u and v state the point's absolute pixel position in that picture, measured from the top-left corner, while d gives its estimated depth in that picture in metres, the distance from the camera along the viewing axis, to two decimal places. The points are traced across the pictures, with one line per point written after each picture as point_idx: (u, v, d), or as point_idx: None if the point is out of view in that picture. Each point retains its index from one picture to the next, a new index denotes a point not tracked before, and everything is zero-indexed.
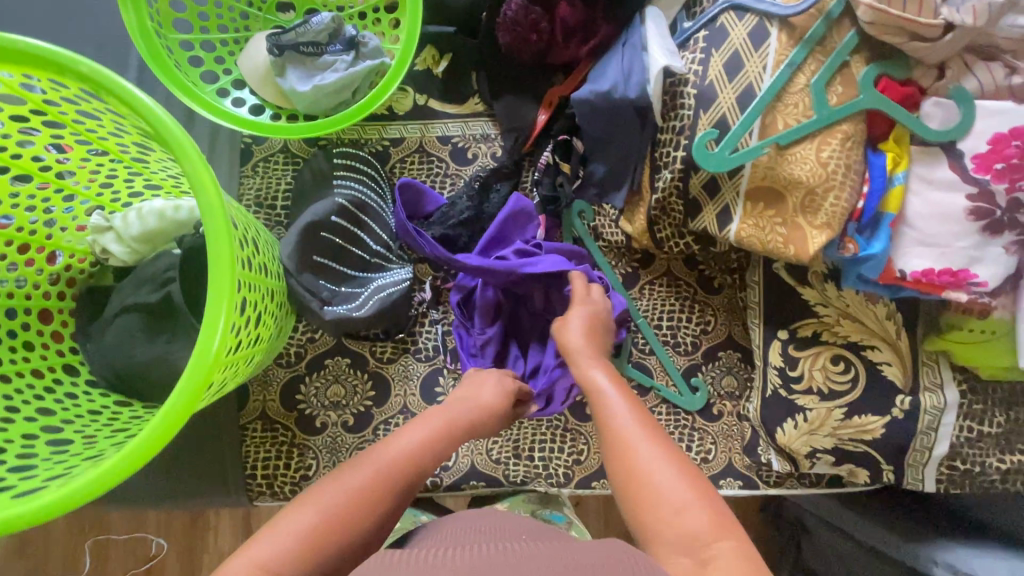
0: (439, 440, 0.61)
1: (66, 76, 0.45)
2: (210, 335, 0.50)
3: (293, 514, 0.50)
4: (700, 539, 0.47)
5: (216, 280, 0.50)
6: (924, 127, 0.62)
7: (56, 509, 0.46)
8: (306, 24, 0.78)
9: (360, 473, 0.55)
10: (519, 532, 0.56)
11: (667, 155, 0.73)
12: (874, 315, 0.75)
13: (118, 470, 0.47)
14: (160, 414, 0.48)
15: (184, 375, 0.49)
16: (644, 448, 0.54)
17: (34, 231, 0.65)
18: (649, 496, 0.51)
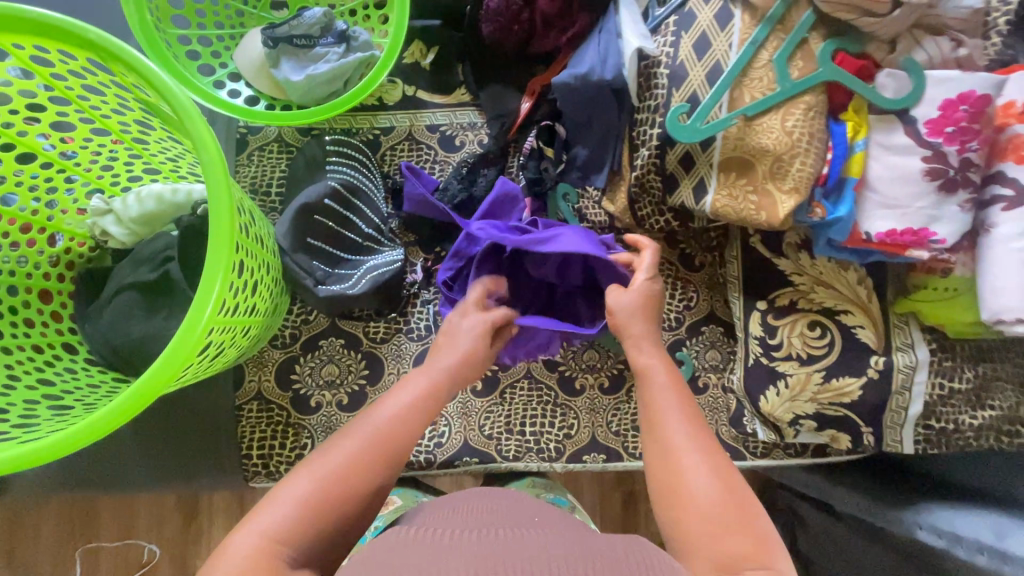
0: (421, 398, 0.60)
1: (75, 43, 0.49)
2: (208, 290, 0.52)
3: (294, 482, 0.50)
4: (741, 562, 0.48)
5: (215, 246, 0.52)
6: (879, 96, 0.66)
7: (51, 452, 0.49)
8: (299, 19, 0.82)
9: (353, 439, 0.54)
10: (530, 515, 0.57)
11: (644, 133, 0.77)
12: (846, 281, 0.78)
13: (113, 416, 0.50)
14: (158, 364, 0.51)
15: (181, 329, 0.51)
16: (691, 457, 0.56)
17: (36, 212, 0.67)
18: (692, 508, 0.52)
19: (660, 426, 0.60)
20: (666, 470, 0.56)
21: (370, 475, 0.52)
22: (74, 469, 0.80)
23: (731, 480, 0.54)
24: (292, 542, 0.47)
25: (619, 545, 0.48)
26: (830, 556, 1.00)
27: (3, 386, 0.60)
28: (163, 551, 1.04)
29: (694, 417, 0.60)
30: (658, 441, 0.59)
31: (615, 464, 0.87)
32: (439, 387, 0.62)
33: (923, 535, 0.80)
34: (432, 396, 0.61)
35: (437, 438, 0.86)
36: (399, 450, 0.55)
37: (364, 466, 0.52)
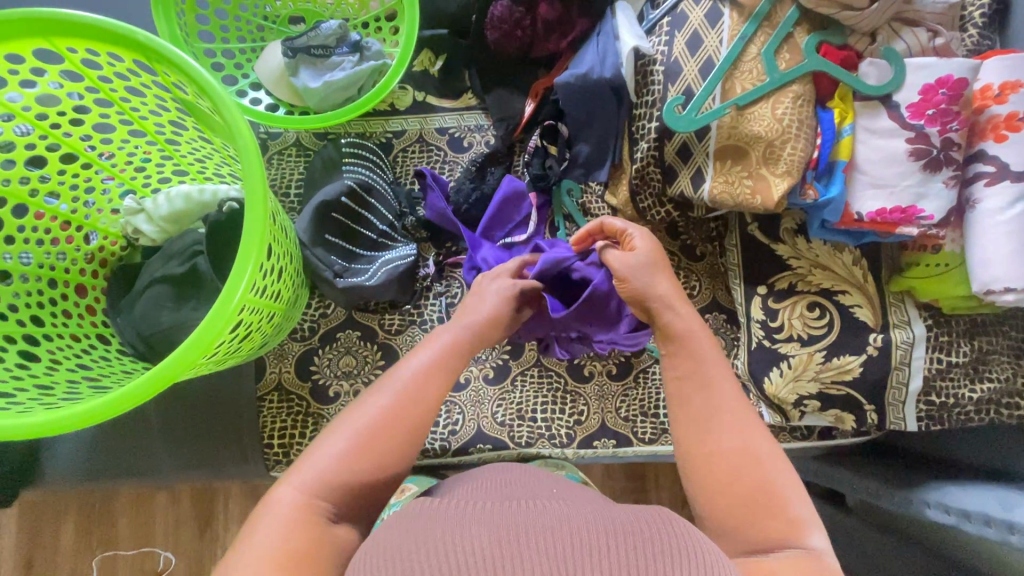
0: (441, 361, 0.63)
1: (121, 43, 0.54)
2: (242, 270, 0.56)
3: (330, 438, 0.55)
4: (769, 541, 0.50)
5: (248, 234, 0.56)
6: (862, 83, 0.71)
7: (90, 417, 0.52)
8: (316, 30, 0.88)
9: (379, 399, 0.57)
10: (549, 486, 0.57)
11: (643, 127, 0.81)
12: (842, 262, 0.82)
13: (151, 385, 0.53)
14: (194, 338, 0.54)
15: (213, 309, 0.55)
16: (721, 429, 0.57)
17: (75, 210, 0.72)
18: (724, 489, 0.53)
19: (693, 401, 0.60)
20: (698, 450, 0.56)
21: (398, 435, 0.56)
22: (104, 460, 0.84)
23: (763, 463, 0.54)
24: (327, 495, 0.52)
25: (646, 517, 0.46)
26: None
27: (45, 368, 0.63)
28: (179, 555, 1.12)
29: (732, 395, 0.59)
30: (690, 417, 0.59)
31: (625, 449, 0.89)
32: (457, 349, 0.65)
33: (932, 513, 0.79)
34: (452, 356, 0.64)
35: (451, 426, 0.88)
36: (423, 412, 0.58)
37: (391, 425, 0.56)
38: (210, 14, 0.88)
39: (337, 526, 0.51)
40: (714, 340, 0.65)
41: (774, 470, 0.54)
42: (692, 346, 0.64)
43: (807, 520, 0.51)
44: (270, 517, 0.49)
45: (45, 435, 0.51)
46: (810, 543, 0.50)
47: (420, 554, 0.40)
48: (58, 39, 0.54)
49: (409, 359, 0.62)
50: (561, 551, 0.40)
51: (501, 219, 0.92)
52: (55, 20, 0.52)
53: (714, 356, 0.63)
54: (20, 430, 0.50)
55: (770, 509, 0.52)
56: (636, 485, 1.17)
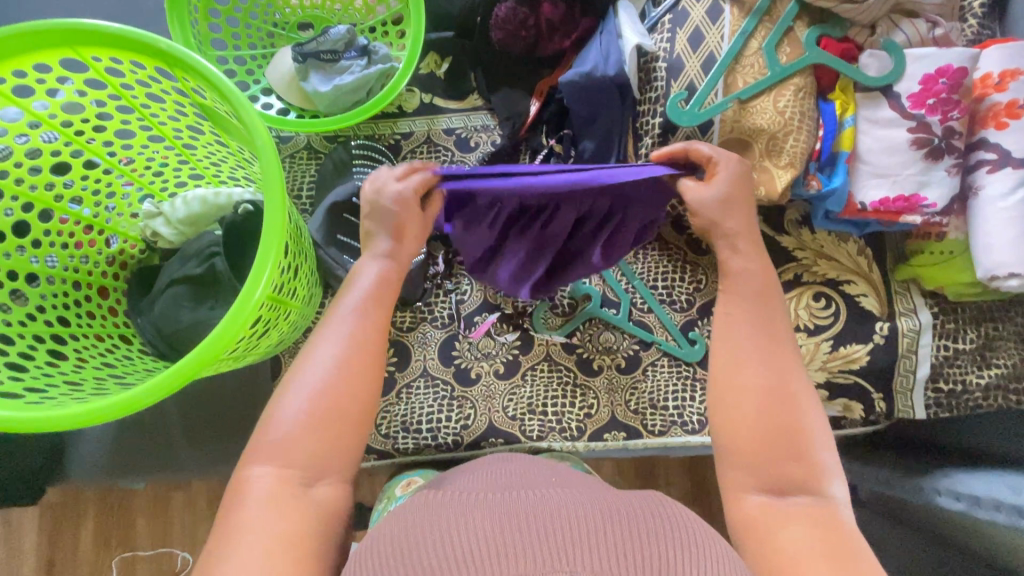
0: (372, 301, 0.61)
1: (146, 52, 0.55)
2: (261, 270, 0.57)
3: (284, 401, 0.54)
4: (790, 486, 0.53)
5: (268, 233, 0.58)
6: (863, 75, 0.72)
7: (115, 411, 0.53)
8: (325, 36, 0.90)
9: (324, 353, 0.57)
10: (548, 476, 0.57)
11: (646, 124, 0.84)
12: (846, 252, 0.83)
13: (173, 380, 0.54)
14: (216, 336, 0.56)
15: (230, 312, 0.57)
16: (754, 371, 0.57)
17: (97, 214, 0.74)
18: (751, 432, 0.55)
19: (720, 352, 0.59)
20: (718, 391, 0.57)
21: (347, 385, 0.56)
22: (127, 458, 0.87)
23: (788, 416, 0.54)
24: (299, 461, 0.52)
25: (647, 499, 0.48)
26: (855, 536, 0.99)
27: (73, 365, 0.65)
28: (196, 554, 1.14)
29: (777, 344, 0.58)
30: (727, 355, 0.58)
31: (635, 442, 0.91)
32: (384, 288, 0.63)
33: (942, 500, 0.79)
34: (382, 292, 0.63)
35: (464, 420, 0.89)
36: (367, 357, 0.58)
37: (344, 374, 0.56)
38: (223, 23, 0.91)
39: (317, 488, 0.52)
40: (749, 285, 0.61)
41: (798, 420, 0.54)
42: (732, 296, 0.62)
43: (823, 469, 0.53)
44: (251, 494, 0.50)
45: (73, 428, 0.53)
46: (828, 492, 0.52)
47: (429, 544, 0.41)
48: (84, 48, 0.56)
49: (339, 304, 0.61)
50: (560, 535, 0.41)
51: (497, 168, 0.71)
52: (81, 31, 0.54)
53: (764, 316, 0.60)
54: (52, 423, 0.51)
55: (787, 456, 0.53)
56: (645, 480, 1.18)
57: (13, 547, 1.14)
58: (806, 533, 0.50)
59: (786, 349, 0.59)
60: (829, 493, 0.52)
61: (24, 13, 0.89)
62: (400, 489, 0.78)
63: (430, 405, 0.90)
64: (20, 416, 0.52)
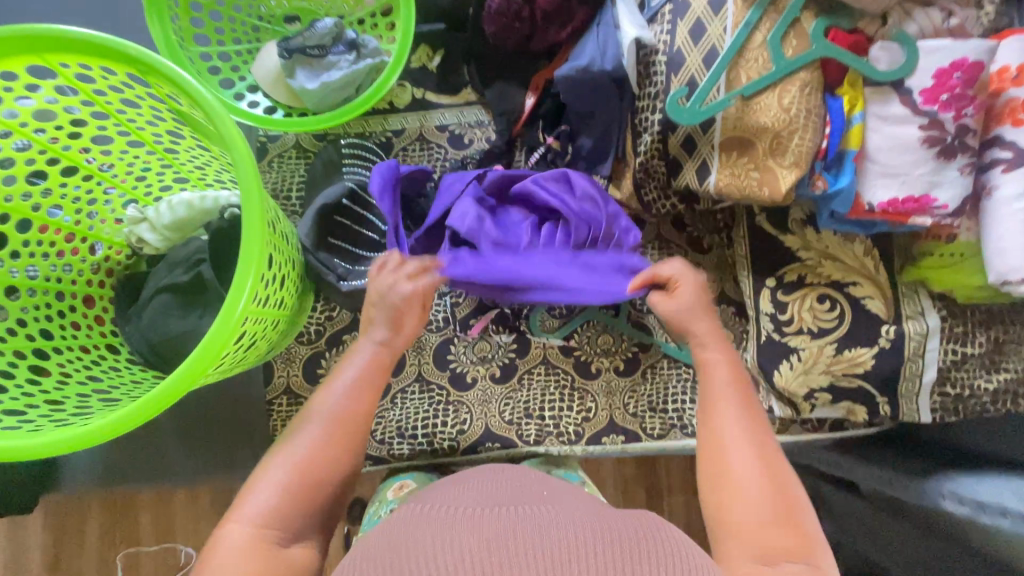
0: (363, 386, 0.64)
1: (115, 58, 0.53)
2: (241, 286, 0.55)
3: (269, 472, 0.56)
4: (782, 553, 0.51)
5: (248, 245, 0.56)
6: (873, 69, 0.68)
7: (94, 437, 0.51)
8: (311, 29, 0.87)
9: (313, 428, 0.60)
10: (540, 489, 0.55)
11: (645, 120, 0.81)
12: (852, 253, 0.80)
13: (153, 403, 0.52)
14: (196, 355, 0.54)
15: (212, 329, 0.55)
16: (738, 451, 0.59)
17: (78, 222, 0.72)
18: (737, 505, 0.55)
19: (710, 428, 0.62)
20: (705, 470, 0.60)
21: (328, 458, 0.59)
22: (124, 463, 0.86)
23: (782, 493, 0.56)
24: (276, 524, 0.54)
25: (642, 520, 0.47)
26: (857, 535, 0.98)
27: (56, 382, 0.64)
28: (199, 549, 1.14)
29: (757, 427, 0.61)
30: (710, 434, 0.61)
31: (634, 445, 0.89)
32: (379, 371, 0.66)
33: (945, 503, 0.79)
34: (373, 368, 0.66)
35: (460, 425, 0.88)
36: (351, 437, 0.61)
37: (327, 447, 0.59)
38: (204, 17, 0.87)
39: (292, 548, 0.54)
40: (731, 375, 0.66)
41: (792, 500, 0.56)
42: (714, 385, 0.65)
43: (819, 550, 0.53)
44: (220, 551, 0.51)
45: (49, 455, 0.51)
46: (818, 560, 0.51)
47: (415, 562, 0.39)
48: (49, 55, 0.53)
49: (333, 380, 0.64)
50: (548, 562, 0.39)
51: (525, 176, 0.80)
52: (45, 37, 0.51)
53: (746, 402, 0.64)
54: (27, 451, 0.50)
55: (782, 528, 0.53)
56: (646, 476, 1.17)
57: (20, 543, 1.15)
58: None
59: (764, 429, 0.62)
60: (820, 561, 0.51)
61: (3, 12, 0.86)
62: (391, 492, 0.77)
63: (426, 411, 0.89)
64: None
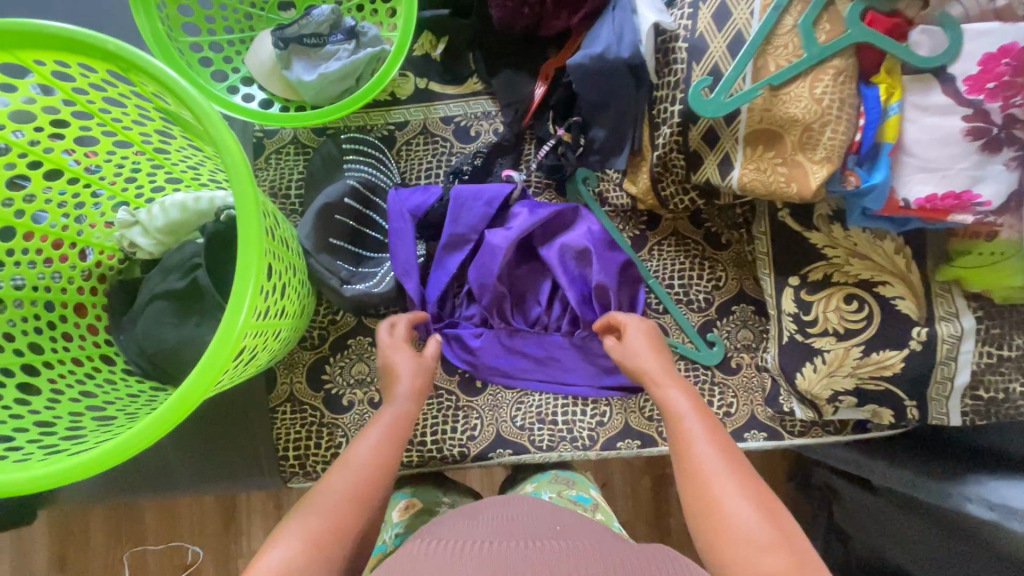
0: (392, 438, 0.67)
1: (95, 54, 0.48)
2: (240, 301, 0.51)
3: (299, 519, 0.56)
4: None
5: (244, 256, 0.51)
6: (914, 55, 0.63)
7: (85, 470, 0.47)
8: (307, 17, 0.82)
9: (341, 478, 0.60)
10: (553, 524, 0.53)
11: (665, 111, 0.76)
12: (882, 251, 0.76)
13: (149, 431, 0.48)
14: (193, 379, 0.50)
15: (210, 347, 0.51)
16: (724, 481, 0.59)
17: (66, 227, 0.68)
18: (730, 537, 0.54)
19: (688, 464, 0.62)
20: (692, 508, 0.59)
21: (355, 507, 0.58)
22: (123, 472, 0.83)
23: (777, 518, 0.55)
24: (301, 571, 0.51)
25: (662, 563, 0.45)
26: (873, 533, 0.96)
27: (47, 402, 0.60)
28: (205, 549, 1.12)
29: (738, 461, 0.61)
30: (692, 469, 0.62)
31: (651, 450, 0.85)
32: (403, 425, 0.69)
33: (973, 508, 0.78)
34: (400, 422, 0.69)
35: (470, 431, 0.85)
36: (376, 490, 0.61)
37: (355, 496, 0.59)
38: (193, 5, 0.82)
39: None
40: (708, 416, 0.67)
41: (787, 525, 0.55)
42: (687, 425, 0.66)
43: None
44: None
45: (35, 489, 0.47)
46: None
47: None
48: (23, 51, 0.48)
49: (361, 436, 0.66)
50: None
51: (549, 230, 0.85)
52: (14, 31, 0.46)
53: (727, 442, 0.64)
54: (9, 488, 0.46)
55: (778, 552, 0.52)
56: (659, 474, 1.15)
57: (24, 543, 1.13)
58: None
59: (745, 464, 0.61)
60: None
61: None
62: (397, 513, 0.77)
63: (434, 417, 0.86)
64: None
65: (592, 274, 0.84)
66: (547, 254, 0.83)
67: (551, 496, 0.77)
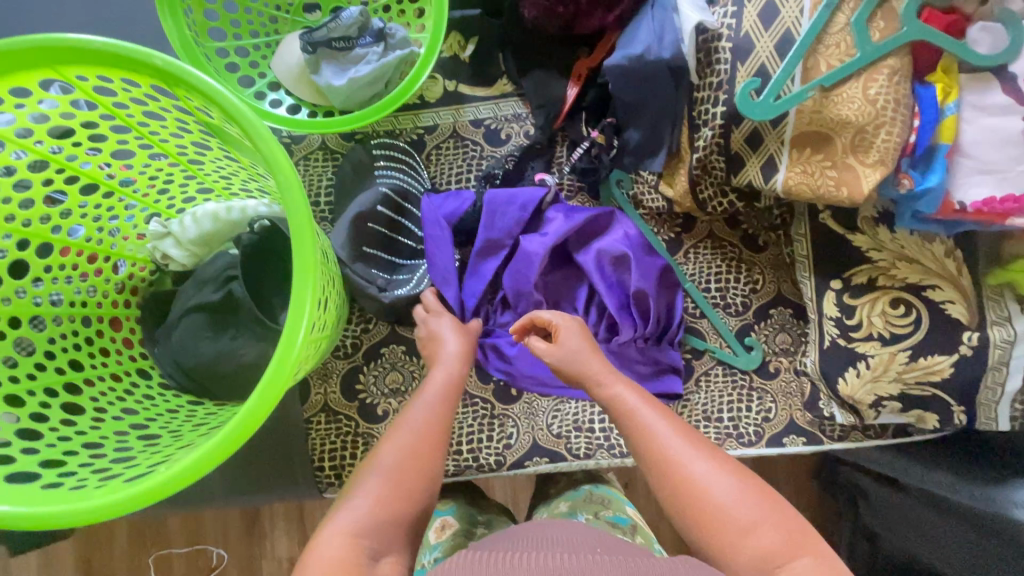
0: (445, 398, 0.64)
1: (141, 70, 0.47)
2: (298, 318, 0.50)
3: (364, 483, 0.54)
4: (779, 554, 0.50)
5: (300, 272, 0.50)
6: (973, 54, 0.61)
7: (141, 501, 0.45)
8: (336, 20, 0.79)
9: (399, 439, 0.58)
10: (596, 543, 0.53)
11: (705, 112, 0.74)
12: (932, 254, 0.74)
13: (213, 455, 0.47)
14: (252, 402, 0.48)
15: (268, 368, 0.49)
16: (698, 465, 0.56)
17: (100, 241, 0.67)
18: (721, 523, 0.52)
19: (654, 457, 0.58)
20: (673, 499, 0.56)
21: (419, 470, 0.56)
22: None
23: (756, 488, 0.54)
24: (372, 534, 0.50)
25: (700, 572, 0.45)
26: (899, 530, 0.92)
27: (91, 421, 0.60)
28: (231, 552, 1.12)
29: (703, 442, 0.59)
30: (661, 461, 0.57)
31: None
32: (453, 385, 0.67)
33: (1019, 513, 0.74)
34: (452, 382, 0.67)
35: (506, 440, 0.84)
36: (437, 449, 0.59)
37: (418, 457, 0.57)
38: (219, 9, 0.80)
39: (381, 564, 0.49)
40: (659, 404, 0.64)
41: (766, 490, 0.55)
42: (641, 419, 0.62)
43: (811, 532, 0.53)
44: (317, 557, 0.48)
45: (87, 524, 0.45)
46: (810, 547, 0.51)
47: None
48: (66, 67, 0.47)
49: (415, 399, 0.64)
50: None
51: (584, 235, 0.83)
52: (59, 47, 0.45)
53: (684, 424, 0.61)
54: (60, 522, 0.44)
55: (774, 525, 0.52)
56: None
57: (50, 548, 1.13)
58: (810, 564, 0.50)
59: (709, 443, 0.59)
60: (813, 547, 0.51)
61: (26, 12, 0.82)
62: (433, 535, 0.75)
63: (469, 425, 0.85)
64: (28, 512, 0.44)
65: (629, 279, 0.82)
66: (584, 259, 0.82)
67: (589, 519, 0.76)
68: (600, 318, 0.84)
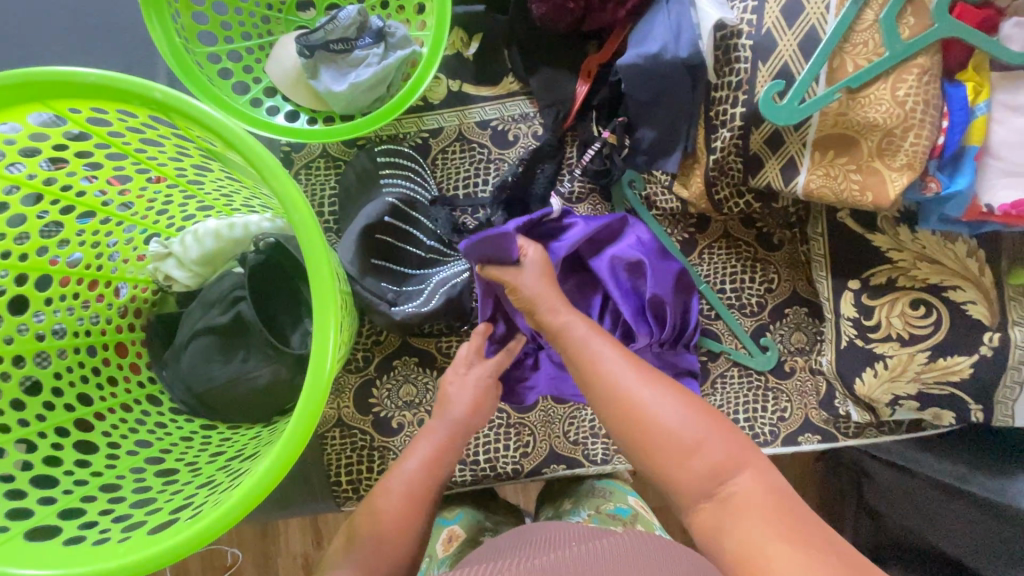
0: (436, 456, 0.69)
1: (135, 102, 0.44)
2: (323, 349, 0.48)
3: (350, 551, 0.61)
4: (722, 470, 0.53)
5: (323, 300, 0.49)
6: (1006, 51, 0.58)
7: (178, 552, 0.44)
8: (334, 21, 0.75)
9: (384, 504, 0.64)
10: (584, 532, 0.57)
11: (723, 113, 0.71)
12: (954, 254, 0.73)
13: (253, 495, 0.46)
14: (285, 439, 0.47)
15: (300, 399, 0.48)
16: (645, 390, 0.57)
17: (101, 266, 0.65)
18: (666, 446, 0.54)
19: (603, 388, 0.59)
20: (624, 427, 0.57)
21: (395, 537, 0.62)
22: None
23: (698, 408, 0.56)
24: None
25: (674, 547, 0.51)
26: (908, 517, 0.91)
27: (106, 460, 0.58)
28: (246, 552, 1.12)
29: (648, 368, 0.60)
30: (610, 394, 0.58)
31: None
32: (452, 441, 0.70)
33: None
34: (450, 442, 0.70)
35: (523, 448, 0.84)
36: (417, 512, 0.65)
37: (396, 523, 0.63)
38: (208, 11, 0.76)
39: None
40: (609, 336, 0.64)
41: (707, 410, 0.57)
42: (592, 349, 0.62)
43: (751, 447, 0.56)
44: None
45: None
46: (750, 463, 0.54)
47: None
48: (58, 101, 0.44)
49: (407, 457, 0.69)
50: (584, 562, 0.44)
51: (595, 241, 0.82)
52: (50, 82, 0.43)
53: (630, 353, 0.62)
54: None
55: (716, 443, 0.54)
56: None
57: None
58: (752, 479, 0.52)
59: (654, 372, 0.61)
60: (753, 460, 0.54)
61: (7, 21, 0.78)
62: (440, 548, 0.75)
63: (485, 433, 0.84)
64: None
65: (644, 285, 0.80)
66: (595, 265, 0.80)
67: (589, 515, 0.76)
68: (613, 325, 0.83)
